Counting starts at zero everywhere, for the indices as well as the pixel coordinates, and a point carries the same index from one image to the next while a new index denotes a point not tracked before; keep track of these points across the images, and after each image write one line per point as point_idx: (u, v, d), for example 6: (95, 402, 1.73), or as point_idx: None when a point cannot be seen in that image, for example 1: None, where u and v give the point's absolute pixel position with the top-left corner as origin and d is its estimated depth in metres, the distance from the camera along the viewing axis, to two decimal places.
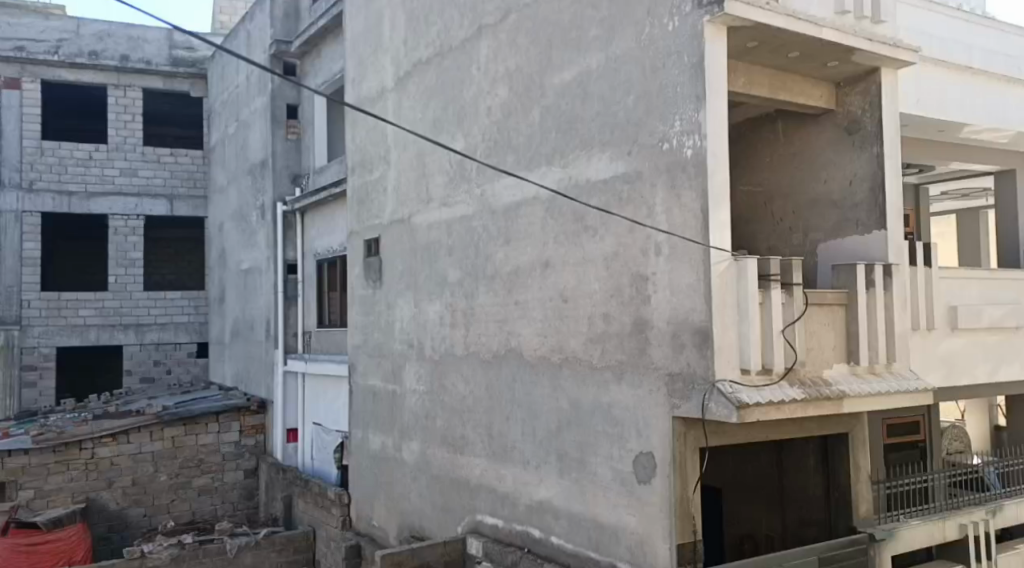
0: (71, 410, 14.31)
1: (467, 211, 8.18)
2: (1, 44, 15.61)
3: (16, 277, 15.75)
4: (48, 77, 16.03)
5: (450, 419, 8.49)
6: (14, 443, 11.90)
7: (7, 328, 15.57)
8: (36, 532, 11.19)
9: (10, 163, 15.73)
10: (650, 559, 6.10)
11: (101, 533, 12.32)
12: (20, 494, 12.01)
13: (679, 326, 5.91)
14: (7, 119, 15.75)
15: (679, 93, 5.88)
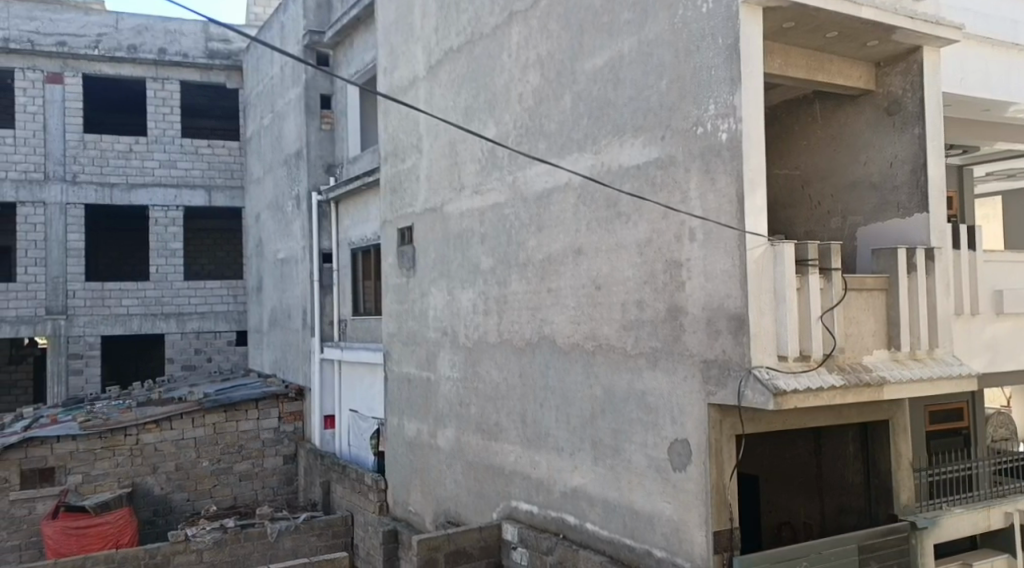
0: (117, 397, 14.55)
1: (500, 199, 8.14)
2: (43, 40, 15.86)
3: (61, 268, 16.04)
4: (89, 72, 16.26)
5: (484, 407, 8.49)
6: (61, 429, 12.12)
7: (54, 319, 15.90)
8: (82, 514, 11.50)
9: (54, 157, 16.03)
10: (686, 547, 6.07)
11: (146, 518, 12.56)
12: (69, 478, 12.20)
13: (713, 312, 5.84)
14: (51, 114, 16.01)
15: (714, 76, 5.80)
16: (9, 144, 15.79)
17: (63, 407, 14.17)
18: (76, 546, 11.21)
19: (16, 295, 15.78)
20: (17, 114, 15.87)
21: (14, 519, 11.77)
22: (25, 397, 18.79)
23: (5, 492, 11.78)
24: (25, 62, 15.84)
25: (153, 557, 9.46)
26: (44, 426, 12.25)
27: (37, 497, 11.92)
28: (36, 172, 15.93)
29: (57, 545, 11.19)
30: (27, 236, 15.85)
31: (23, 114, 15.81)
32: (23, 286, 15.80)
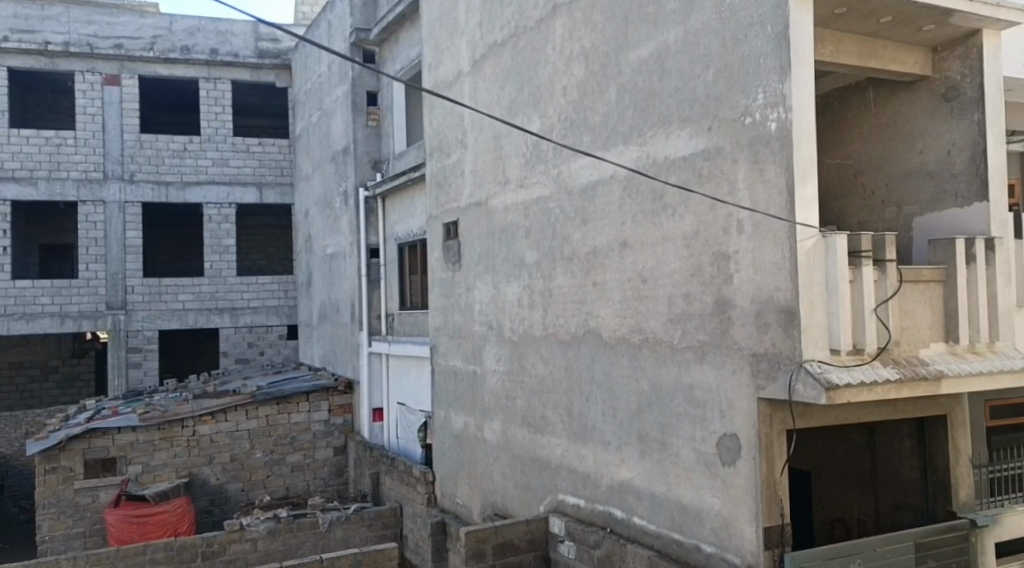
0: (173, 390, 14.85)
1: (545, 192, 8.10)
2: (101, 42, 16.19)
3: (120, 265, 16.38)
4: (145, 73, 16.56)
5: (530, 400, 8.47)
6: (123, 420, 12.38)
7: (113, 313, 16.25)
8: (143, 502, 11.91)
9: (112, 157, 16.35)
10: (736, 542, 5.99)
11: (203, 507, 12.80)
12: (130, 468, 12.48)
13: (763, 305, 5.75)
14: (109, 115, 16.33)
15: (763, 65, 5.69)
16: (70, 145, 16.14)
17: (123, 399, 14.49)
18: (137, 534, 11.64)
19: (77, 291, 16.14)
20: (76, 116, 16.22)
21: (78, 507, 12.09)
22: (88, 388, 19.25)
23: (69, 480, 12.10)
24: (84, 65, 16.17)
25: (209, 545, 9.73)
26: (106, 417, 12.52)
27: (99, 485, 12.24)
28: (95, 172, 16.26)
29: (120, 533, 11.61)
30: (87, 234, 16.21)
31: (83, 116, 16.15)
32: (84, 283, 16.16)
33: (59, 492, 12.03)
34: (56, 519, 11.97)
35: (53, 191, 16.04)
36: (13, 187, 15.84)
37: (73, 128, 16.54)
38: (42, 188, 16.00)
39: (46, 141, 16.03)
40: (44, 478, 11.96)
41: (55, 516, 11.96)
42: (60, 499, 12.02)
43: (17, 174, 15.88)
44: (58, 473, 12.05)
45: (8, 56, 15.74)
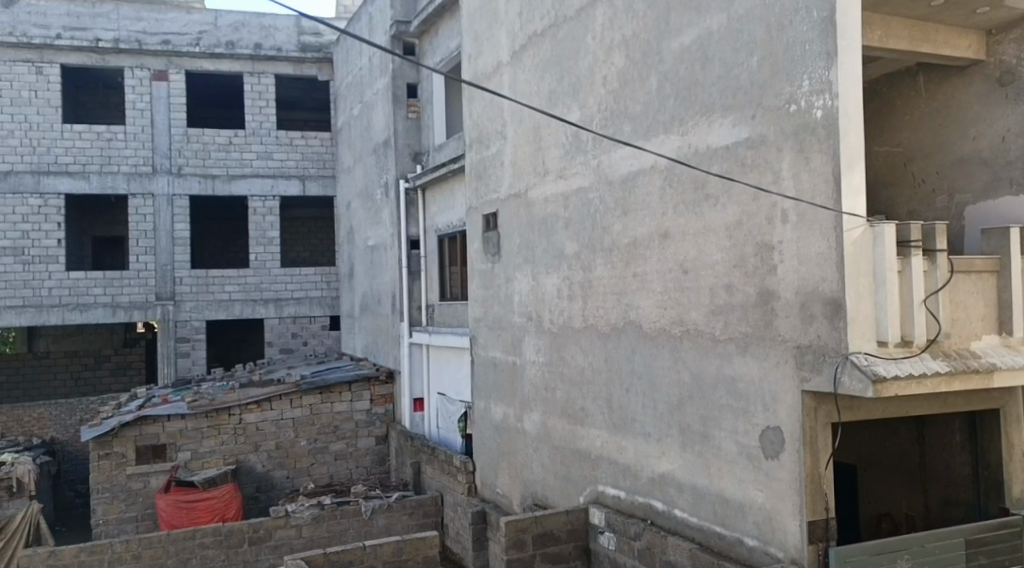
0: (221, 379, 15.06)
1: (585, 182, 8.04)
2: (149, 39, 16.40)
3: (169, 256, 16.62)
4: (191, 68, 16.76)
5: (570, 391, 8.44)
6: (172, 408, 12.57)
7: (163, 304, 16.51)
8: (192, 488, 12.14)
9: (161, 151, 16.59)
10: (779, 536, 5.93)
11: (249, 494, 12.98)
12: (179, 455, 12.69)
13: (807, 297, 5.65)
14: (158, 110, 16.57)
15: (809, 51, 5.58)
16: (121, 140, 16.41)
17: (173, 388, 14.75)
18: (187, 519, 11.88)
19: (129, 282, 16.43)
20: (126, 111, 16.49)
21: (131, 492, 12.39)
22: (139, 377, 19.62)
23: (123, 466, 12.38)
24: (133, 61, 16.42)
25: (257, 531, 10.08)
26: (156, 405, 12.73)
27: (151, 471, 12.51)
28: (145, 166, 16.52)
29: (171, 518, 11.87)
30: (137, 227, 16.48)
31: (132, 111, 16.41)
32: (134, 274, 16.44)
33: (114, 478, 12.32)
34: (111, 504, 12.29)
35: (105, 185, 16.31)
36: (67, 181, 16.14)
37: (124, 123, 16.81)
38: (94, 182, 16.28)
39: (98, 136, 16.31)
40: (98, 464, 12.25)
41: (110, 500, 12.28)
42: (114, 485, 12.30)
43: (71, 168, 16.18)
44: (111, 459, 12.33)
45: (61, 53, 16.06)
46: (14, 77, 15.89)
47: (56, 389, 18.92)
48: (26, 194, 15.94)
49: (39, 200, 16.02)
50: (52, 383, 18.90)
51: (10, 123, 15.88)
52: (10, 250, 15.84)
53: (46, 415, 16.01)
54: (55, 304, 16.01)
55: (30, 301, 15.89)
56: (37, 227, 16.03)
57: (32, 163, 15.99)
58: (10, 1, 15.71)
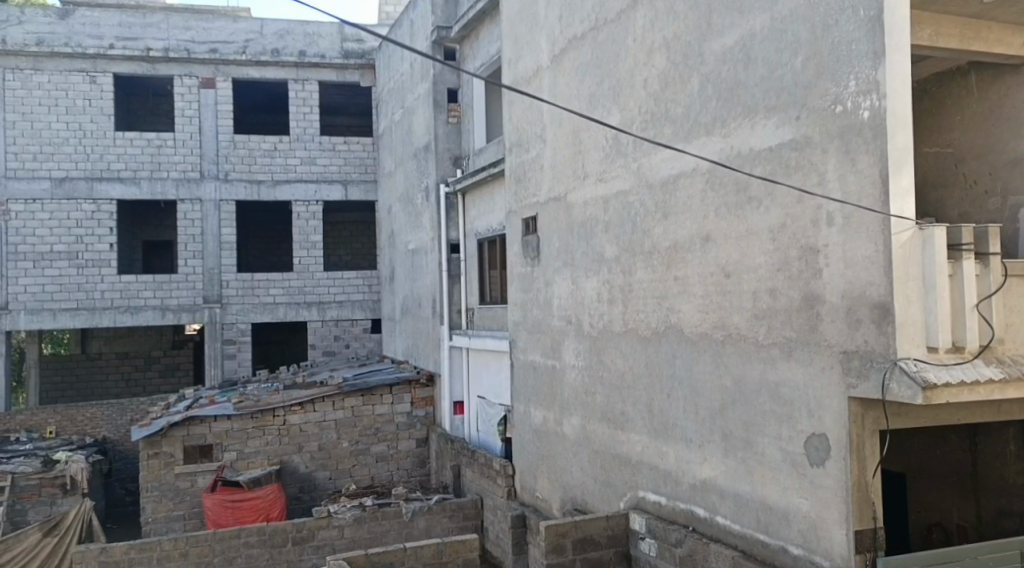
0: (266, 380, 15.22)
1: (625, 185, 7.98)
2: (197, 47, 16.66)
3: (216, 260, 16.83)
4: (238, 75, 16.97)
5: (610, 396, 8.37)
6: (219, 409, 12.73)
7: (210, 307, 16.73)
8: (238, 488, 12.25)
9: (209, 157, 16.81)
10: (825, 545, 5.81)
11: (293, 494, 13.08)
12: (225, 455, 12.84)
13: (854, 301, 5.53)
14: (205, 117, 16.79)
15: (855, 51, 5.48)
16: (170, 146, 16.66)
17: (219, 389, 14.94)
18: (233, 518, 12.01)
19: (177, 285, 16.67)
20: (175, 118, 16.75)
21: (179, 491, 12.57)
22: (187, 378, 19.90)
23: (171, 465, 12.57)
24: (182, 69, 16.68)
25: (299, 531, 10.20)
26: (204, 406, 12.90)
27: (198, 470, 12.67)
28: (194, 172, 16.76)
29: (217, 517, 12.02)
30: (186, 231, 16.73)
31: (182, 118, 16.67)
32: (182, 277, 16.67)
33: (162, 477, 12.51)
34: (160, 502, 12.48)
35: (155, 190, 16.60)
36: (118, 186, 16.44)
37: (173, 130, 17.07)
38: (145, 187, 16.57)
39: (148, 143, 16.58)
40: (147, 463, 12.45)
41: (158, 499, 12.47)
42: (163, 483, 12.50)
43: (122, 174, 16.47)
44: (160, 458, 12.52)
45: (114, 63, 16.38)
46: (69, 86, 16.21)
47: (108, 390, 19.29)
48: (80, 199, 16.28)
49: (92, 205, 16.34)
50: (104, 383, 19.27)
51: (65, 130, 16.21)
52: (65, 255, 16.21)
53: (98, 414, 16.28)
54: (107, 307, 16.33)
55: (83, 303, 16.23)
56: (90, 231, 16.34)
57: (86, 168, 16.31)
58: (65, 12, 16.10)
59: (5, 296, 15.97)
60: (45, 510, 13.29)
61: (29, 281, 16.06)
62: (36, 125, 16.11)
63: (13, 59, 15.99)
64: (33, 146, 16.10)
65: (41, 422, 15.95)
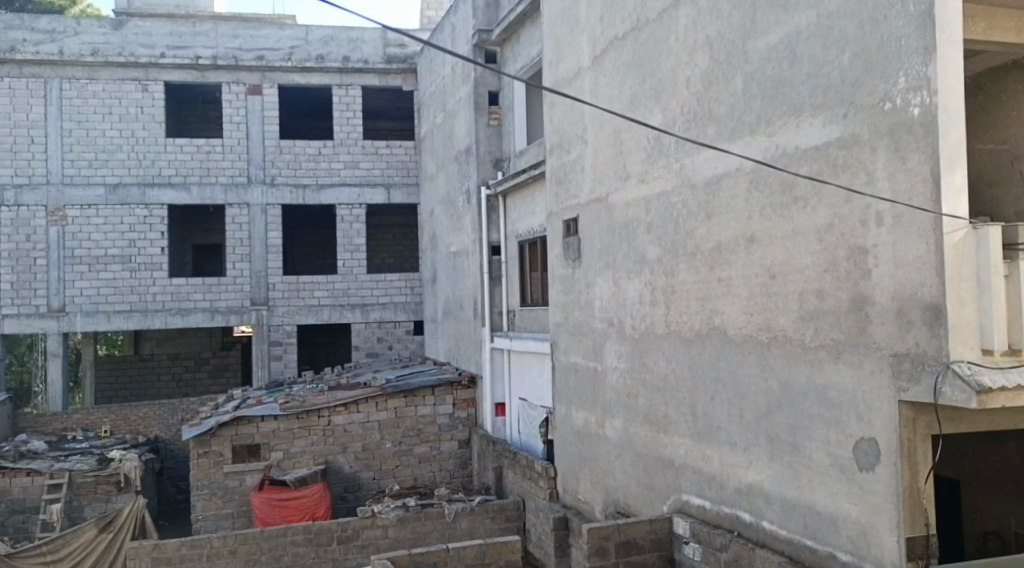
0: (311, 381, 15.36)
1: (668, 186, 7.89)
2: (244, 55, 16.88)
3: (263, 263, 17.03)
4: (284, 81, 17.16)
5: (652, 398, 8.29)
6: (266, 409, 12.88)
7: (257, 309, 16.94)
8: (284, 487, 12.38)
9: (255, 162, 17.02)
10: (875, 552, 5.69)
11: (338, 493, 13.16)
12: (272, 455, 12.97)
13: (905, 302, 5.41)
14: (252, 123, 16.99)
15: (905, 46, 5.36)
16: (219, 151, 16.89)
17: (266, 389, 15.12)
18: (279, 516, 12.16)
19: (226, 287, 16.90)
20: (224, 124, 16.97)
21: (228, 489, 12.72)
22: (236, 378, 20.16)
23: (220, 464, 12.74)
24: (230, 76, 16.90)
25: (345, 530, 10.29)
26: (251, 406, 13.06)
27: (246, 469, 12.81)
28: (241, 177, 16.97)
29: (265, 515, 12.15)
30: (234, 235, 16.94)
31: (230, 124, 16.89)
32: (231, 280, 16.89)
33: (212, 475, 12.68)
34: (209, 500, 12.65)
35: (204, 195, 16.83)
36: (170, 191, 16.71)
37: (222, 136, 17.31)
38: (195, 192, 16.81)
39: (198, 149, 16.83)
40: (197, 462, 12.64)
41: (208, 497, 12.64)
42: (212, 482, 12.66)
43: (173, 180, 16.75)
44: (210, 457, 12.70)
45: (165, 71, 16.66)
46: (122, 95, 16.53)
47: (160, 390, 19.63)
48: (133, 205, 16.58)
49: (144, 210, 16.62)
50: (156, 383, 19.61)
51: (118, 138, 16.55)
52: (118, 258, 16.54)
53: (151, 414, 16.55)
54: (159, 309, 16.62)
55: (136, 305, 16.56)
56: (142, 235, 16.64)
57: (139, 175, 16.61)
58: (119, 23, 16.41)
59: (62, 299, 16.34)
60: (101, 507, 13.58)
61: (85, 284, 16.41)
62: (92, 133, 16.45)
63: (69, 69, 16.36)
64: (88, 154, 16.44)
65: (96, 422, 16.29)
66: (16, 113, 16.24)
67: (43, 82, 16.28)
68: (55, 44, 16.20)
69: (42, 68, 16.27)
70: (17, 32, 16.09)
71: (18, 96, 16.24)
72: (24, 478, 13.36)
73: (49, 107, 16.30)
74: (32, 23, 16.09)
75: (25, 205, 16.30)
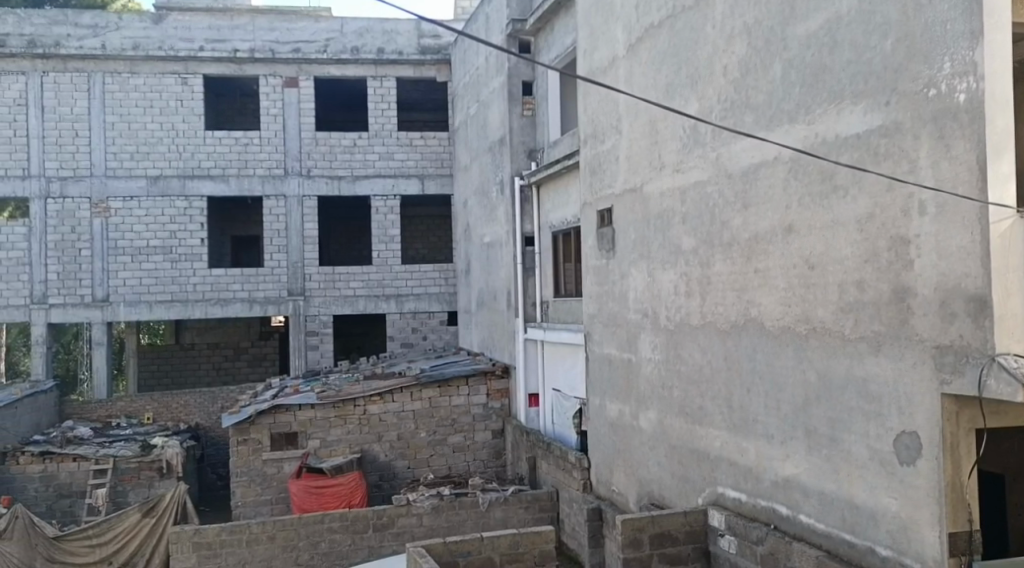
0: (346, 371, 15.47)
1: (704, 175, 7.80)
2: (281, 48, 16.97)
3: (299, 254, 17.16)
4: (320, 74, 17.22)
5: (687, 390, 8.22)
6: (303, 398, 12.99)
7: (294, 299, 17.08)
8: (321, 475, 12.52)
9: (292, 154, 17.11)
10: (915, 547, 5.60)
11: (373, 482, 13.25)
12: (309, 443, 13.07)
13: (948, 294, 5.30)
14: (289, 115, 17.08)
15: (950, 31, 5.24)
16: (256, 144, 17.02)
17: (302, 379, 15.24)
18: (317, 504, 12.31)
19: (264, 278, 17.05)
20: (262, 117, 17.10)
21: (266, 477, 12.86)
22: (274, 367, 20.33)
23: (258, 452, 12.88)
24: (268, 69, 17.01)
25: (380, 518, 10.45)
26: (289, 395, 13.17)
27: (284, 457, 12.94)
28: (278, 169, 17.09)
29: (302, 503, 12.33)
30: (271, 226, 17.08)
31: (267, 117, 17.00)
32: (268, 271, 17.05)
33: (250, 462, 12.83)
34: (248, 487, 12.81)
35: (243, 187, 16.98)
36: (209, 183, 16.87)
37: (259, 128, 17.45)
38: (233, 184, 16.96)
39: (236, 141, 16.98)
40: (237, 449, 12.79)
41: (247, 484, 12.79)
42: (251, 469, 12.82)
43: (212, 172, 16.90)
44: (248, 445, 12.84)
45: (204, 65, 16.81)
46: (162, 89, 16.71)
47: (201, 378, 19.91)
48: (174, 197, 16.78)
49: (184, 202, 16.81)
50: (197, 372, 19.90)
51: (159, 131, 16.74)
52: (160, 249, 16.77)
53: (192, 402, 16.76)
54: (199, 299, 16.83)
55: (177, 295, 16.77)
56: (182, 227, 16.83)
57: (180, 167, 16.80)
58: (158, 17, 16.57)
59: (106, 289, 16.61)
60: (144, 493, 13.79)
61: (128, 275, 16.65)
62: (134, 126, 16.66)
63: (111, 64, 16.56)
64: (130, 147, 16.65)
65: (139, 409, 16.56)
66: (60, 107, 16.48)
67: (87, 77, 16.52)
68: (98, 39, 16.40)
69: (85, 62, 16.49)
70: (61, 28, 16.33)
71: (62, 91, 16.48)
72: (70, 464, 13.67)
73: (92, 101, 16.53)
74: (76, 19, 16.33)
75: (70, 198, 16.55)
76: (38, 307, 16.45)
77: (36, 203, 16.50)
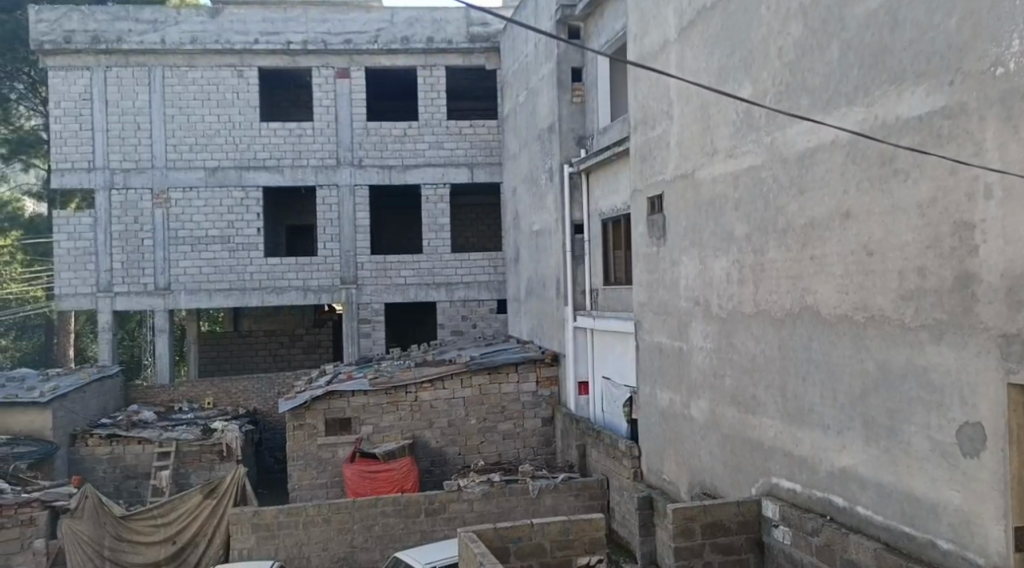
0: (398, 359, 15.56)
1: (757, 160, 7.64)
2: (333, 39, 17.04)
3: (351, 243, 17.28)
4: (372, 64, 17.30)
5: (740, 378, 8.08)
6: (356, 384, 13.10)
7: (346, 287, 17.24)
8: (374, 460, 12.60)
9: (344, 144, 17.24)
10: (978, 540, 5.45)
11: (425, 468, 13.33)
12: (362, 429, 13.19)
13: (1015, 280, 5.12)
14: (340, 106, 17.21)
15: (1019, 7, 5.05)
16: (309, 135, 17.17)
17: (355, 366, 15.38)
18: (371, 489, 12.36)
19: (318, 267, 17.24)
20: (315, 108, 17.26)
21: (321, 461, 13.02)
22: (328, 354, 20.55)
23: (313, 437, 13.04)
24: (320, 60, 17.13)
25: (432, 503, 10.50)
26: (342, 382, 13.30)
27: (338, 442, 13.08)
28: (331, 159, 17.23)
29: (357, 487, 12.36)
30: (324, 216, 17.24)
31: (320, 108, 17.15)
32: (322, 259, 17.22)
33: (306, 447, 13.01)
34: (304, 472, 12.99)
35: (297, 177, 17.16)
36: (264, 174, 17.08)
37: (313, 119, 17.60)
38: (288, 175, 17.15)
39: (291, 132, 17.14)
40: (293, 434, 12.98)
41: (303, 468, 12.97)
42: (306, 453, 12.99)
43: (268, 163, 17.10)
44: (304, 429, 13.02)
45: (258, 57, 16.98)
46: (219, 81, 16.96)
47: (258, 364, 20.25)
48: (231, 187, 17.01)
49: (241, 192, 17.04)
50: (254, 358, 20.24)
51: (217, 123, 16.99)
52: (219, 239, 17.03)
53: (249, 388, 17.06)
54: (256, 287, 17.07)
55: (235, 284, 17.03)
56: (239, 217, 17.06)
57: (237, 159, 17.03)
58: (215, 11, 16.76)
59: (167, 278, 16.95)
60: (205, 475, 14.06)
61: (188, 263, 16.95)
62: (192, 119, 16.93)
63: (170, 58, 16.83)
64: (189, 139, 16.93)
65: (199, 395, 16.88)
66: (122, 101, 16.81)
67: (147, 71, 16.82)
68: (157, 34, 16.67)
69: (145, 57, 16.78)
70: (122, 23, 16.61)
71: (125, 84, 16.80)
72: (135, 446, 14.05)
73: (153, 94, 16.84)
74: (136, 15, 16.59)
75: (133, 189, 16.90)
76: (103, 295, 16.84)
77: (101, 194, 16.87)
